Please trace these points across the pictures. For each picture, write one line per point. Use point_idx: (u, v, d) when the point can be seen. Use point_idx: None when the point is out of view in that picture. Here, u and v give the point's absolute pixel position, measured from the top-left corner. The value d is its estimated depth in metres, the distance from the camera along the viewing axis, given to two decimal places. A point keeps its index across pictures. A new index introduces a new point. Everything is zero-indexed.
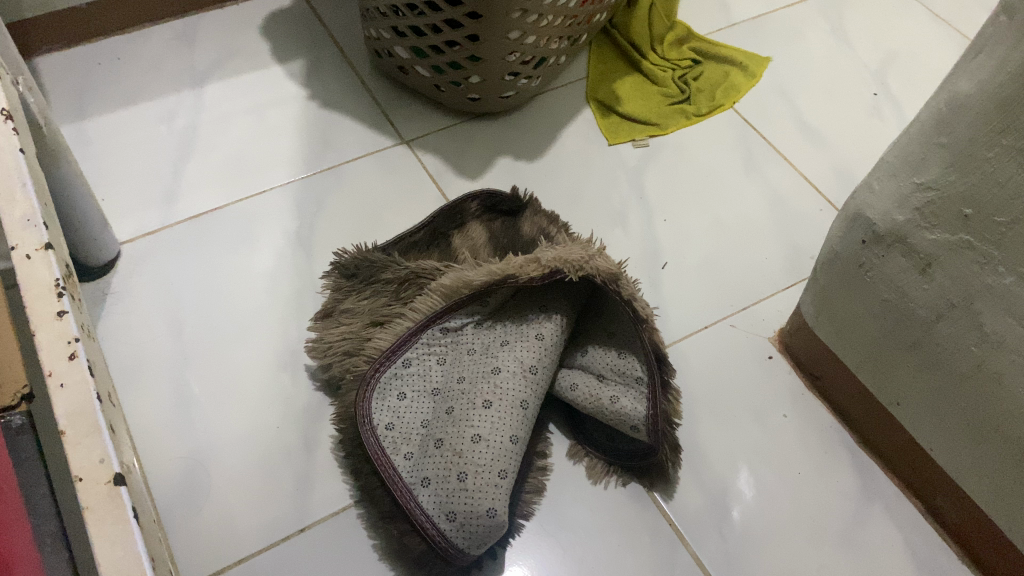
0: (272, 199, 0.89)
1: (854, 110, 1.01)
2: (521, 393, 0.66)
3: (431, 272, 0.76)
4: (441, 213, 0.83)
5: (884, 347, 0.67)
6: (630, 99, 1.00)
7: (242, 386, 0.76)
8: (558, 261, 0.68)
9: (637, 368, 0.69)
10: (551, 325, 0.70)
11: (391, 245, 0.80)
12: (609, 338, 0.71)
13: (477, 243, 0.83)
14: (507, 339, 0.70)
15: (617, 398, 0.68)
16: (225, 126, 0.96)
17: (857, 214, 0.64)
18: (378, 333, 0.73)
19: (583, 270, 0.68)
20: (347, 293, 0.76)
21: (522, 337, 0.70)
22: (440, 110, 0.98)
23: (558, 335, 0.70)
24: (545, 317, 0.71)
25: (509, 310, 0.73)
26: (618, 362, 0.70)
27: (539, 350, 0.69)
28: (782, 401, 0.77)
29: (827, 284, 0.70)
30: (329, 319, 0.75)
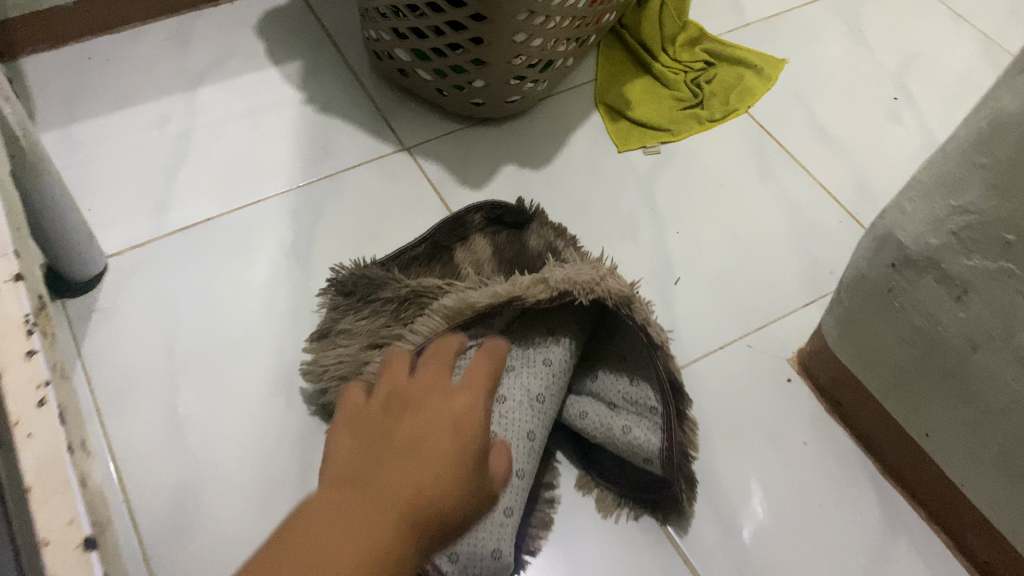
0: (268, 210, 0.84)
1: (874, 115, 0.97)
2: (527, 423, 0.63)
3: (432, 289, 0.71)
4: (444, 226, 0.78)
5: (912, 376, 0.63)
6: (640, 103, 0.96)
7: (235, 410, 0.73)
8: (568, 283, 0.64)
9: (649, 397, 0.65)
10: (559, 351, 0.66)
11: (391, 261, 0.76)
12: (621, 364, 0.68)
13: (480, 259, 0.79)
14: (513, 365, 0.67)
15: (628, 428, 0.64)
16: (219, 130, 0.91)
17: (887, 235, 0.60)
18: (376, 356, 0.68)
19: (594, 293, 0.64)
20: (343, 312, 0.72)
21: (529, 362, 0.66)
22: (442, 115, 0.94)
23: (565, 361, 0.66)
24: (553, 341, 0.67)
25: (515, 333, 0.69)
26: (630, 391, 0.66)
27: (547, 378, 0.65)
28: (802, 426, 0.73)
29: (851, 307, 0.66)
30: (325, 340, 0.71)
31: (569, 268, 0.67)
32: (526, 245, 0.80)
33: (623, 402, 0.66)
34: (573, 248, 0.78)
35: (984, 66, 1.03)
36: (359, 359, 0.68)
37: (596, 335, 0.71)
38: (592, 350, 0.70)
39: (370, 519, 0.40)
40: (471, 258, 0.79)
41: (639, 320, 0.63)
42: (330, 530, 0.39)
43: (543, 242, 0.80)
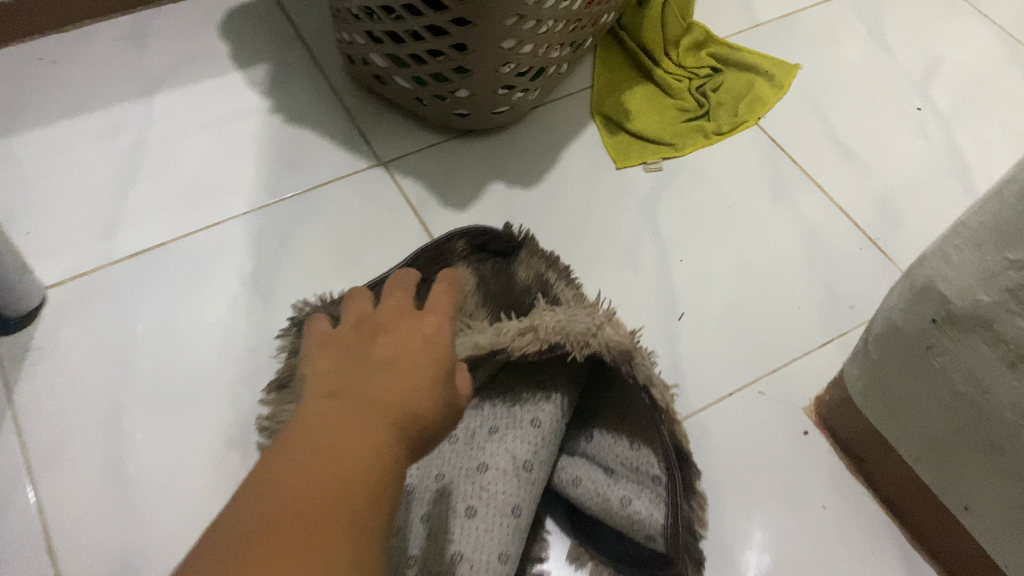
0: (227, 234, 0.76)
1: (895, 128, 0.89)
2: (512, 496, 0.55)
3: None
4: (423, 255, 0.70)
5: (952, 444, 0.55)
6: (640, 115, 0.87)
7: (185, 468, 0.64)
8: (560, 334, 0.57)
9: (653, 465, 0.58)
10: (550, 409, 0.59)
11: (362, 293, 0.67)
12: (619, 424, 0.60)
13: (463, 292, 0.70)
14: (497, 427, 0.59)
15: (627, 500, 0.56)
16: (177, 143, 0.82)
17: (927, 286, 0.52)
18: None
19: (589, 347, 0.56)
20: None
21: (515, 422, 0.59)
22: (423, 126, 0.86)
23: (557, 422, 0.58)
24: (542, 397, 0.59)
25: (500, 388, 0.62)
26: (630, 456, 0.59)
27: (535, 442, 0.57)
28: (820, 486, 0.66)
29: (881, 362, 0.58)
30: (284, 392, 0.63)
31: (560, 312, 0.59)
32: (514, 278, 0.72)
33: (622, 469, 0.59)
34: (567, 286, 0.70)
35: (1013, 73, 0.95)
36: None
37: (592, 389, 0.63)
38: (588, 406, 0.63)
39: (359, 437, 0.39)
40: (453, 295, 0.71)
41: (641, 380, 0.56)
42: (323, 446, 0.38)
43: (532, 275, 0.71)
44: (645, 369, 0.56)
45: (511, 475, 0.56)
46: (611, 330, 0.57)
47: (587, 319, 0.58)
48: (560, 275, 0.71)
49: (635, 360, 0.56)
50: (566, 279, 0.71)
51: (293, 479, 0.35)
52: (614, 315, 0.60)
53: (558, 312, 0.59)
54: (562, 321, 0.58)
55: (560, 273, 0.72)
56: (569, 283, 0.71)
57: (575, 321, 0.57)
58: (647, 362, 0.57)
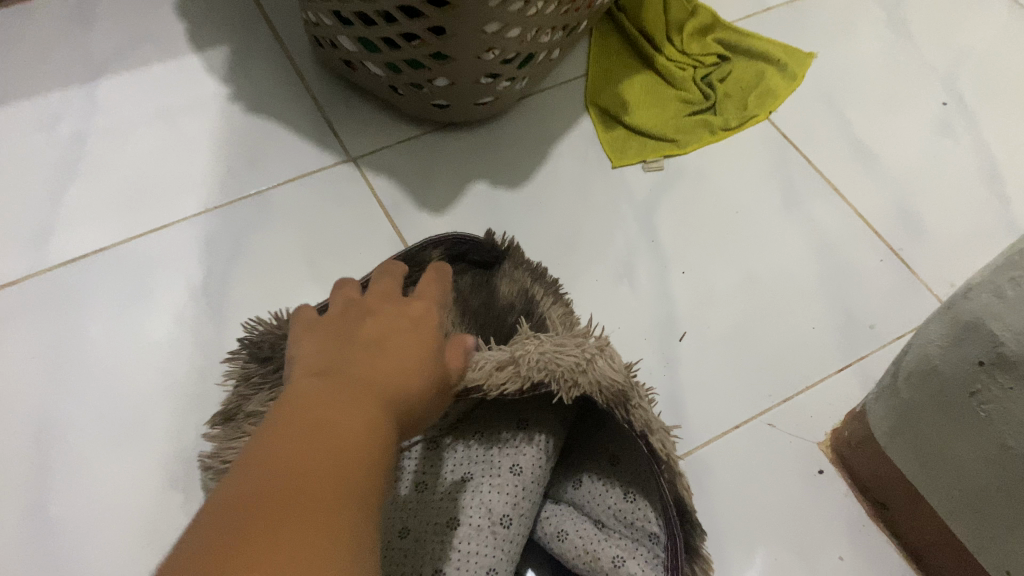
0: (176, 238, 0.69)
1: (918, 127, 0.82)
2: (487, 559, 0.48)
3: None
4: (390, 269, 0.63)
5: (995, 503, 0.47)
6: (640, 107, 0.79)
7: (119, 510, 0.57)
8: (544, 371, 0.49)
9: (651, 521, 0.50)
10: (533, 455, 0.51)
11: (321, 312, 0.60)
12: (612, 470, 0.53)
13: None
14: (473, 476, 0.52)
15: (620, 560, 0.49)
16: (123, 136, 0.74)
17: (975, 323, 0.44)
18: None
19: (578, 386, 0.49)
20: (256, 387, 0.57)
21: (493, 468, 0.51)
22: (399, 117, 0.77)
23: (540, 469, 0.51)
24: (524, 438, 0.52)
25: (479, 427, 0.54)
26: (625, 508, 0.51)
27: (515, 494, 0.50)
28: (835, 533, 0.59)
29: (914, 404, 0.51)
30: (230, 426, 0.56)
31: (546, 340, 0.51)
32: (496, 292, 0.64)
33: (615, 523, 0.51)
34: (555, 303, 0.62)
35: None
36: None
37: (583, 427, 0.56)
38: (578, 447, 0.55)
39: (354, 419, 0.37)
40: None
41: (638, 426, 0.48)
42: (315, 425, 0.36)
43: (516, 288, 0.63)
44: (643, 413, 0.49)
45: (487, 532, 0.49)
46: (604, 365, 0.50)
47: (576, 351, 0.50)
48: (547, 288, 0.63)
49: (632, 404, 0.49)
50: (553, 294, 0.63)
51: (289, 457, 0.33)
52: (609, 345, 0.52)
53: (543, 341, 0.51)
54: (547, 355, 0.50)
55: (548, 285, 0.63)
56: (557, 299, 0.63)
57: (563, 355, 0.50)
58: (644, 403, 0.49)
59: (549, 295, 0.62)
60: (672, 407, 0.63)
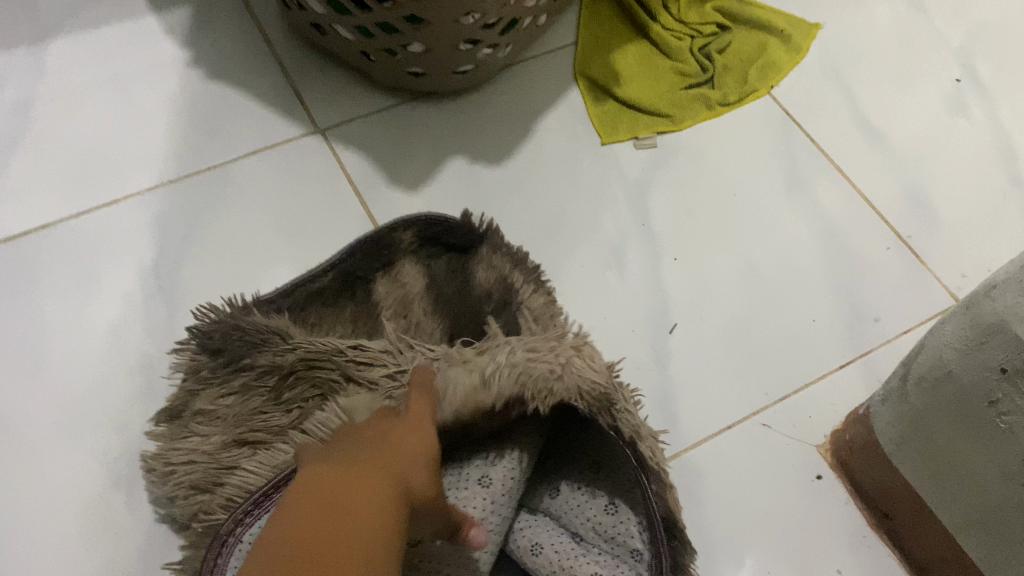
0: (127, 214, 0.64)
1: (930, 104, 0.77)
2: None
3: (328, 357, 0.52)
4: (356, 250, 0.57)
5: (1012, 522, 0.43)
6: (633, 78, 0.74)
7: (55, 511, 0.53)
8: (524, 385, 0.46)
9: (633, 537, 0.47)
10: (505, 466, 0.48)
11: (281, 296, 0.55)
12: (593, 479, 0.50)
13: (409, 295, 0.58)
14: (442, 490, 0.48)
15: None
16: (73, 103, 0.69)
17: (998, 326, 0.40)
18: (247, 462, 0.50)
19: (553, 393, 0.46)
20: (206, 382, 0.52)
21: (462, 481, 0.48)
22: (372, 86, 0.72)
23: (513, 481, 0.48)
24: (496, 448, 0.49)
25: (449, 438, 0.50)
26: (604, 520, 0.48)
27: (487, 508, 0.46)
28: (832, 544, 0.54)
29: (924, 411, 0.46)
30: (178, 425, 0.52)
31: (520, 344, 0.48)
32: (471, 278, 0.59)
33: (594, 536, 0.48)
34: (536, 298, 0.56)
35: None
36: (223, 462, 0.50)
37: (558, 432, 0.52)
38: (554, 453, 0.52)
39: (366, 498, 0.36)
40: (398, 301, 0.58)
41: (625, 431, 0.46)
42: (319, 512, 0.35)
43: (493, 275, 0.58)
44: (631, 419, 0.46)
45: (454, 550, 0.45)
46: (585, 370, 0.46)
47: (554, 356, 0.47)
48: (528, 277, 0.57)
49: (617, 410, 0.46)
50: (535, 286, 0.57)
51: (292, 552, 0.32)
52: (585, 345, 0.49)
53: (517, 346, 0.48)
54: (521, 364, 0.47)
55: (529, 275, 0.57)
56: (538, 288, 0.57)
57: (540, 362, 0.46)
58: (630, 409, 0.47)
59: (528, 287, 0.57)
60: (659, 403, 0.58)
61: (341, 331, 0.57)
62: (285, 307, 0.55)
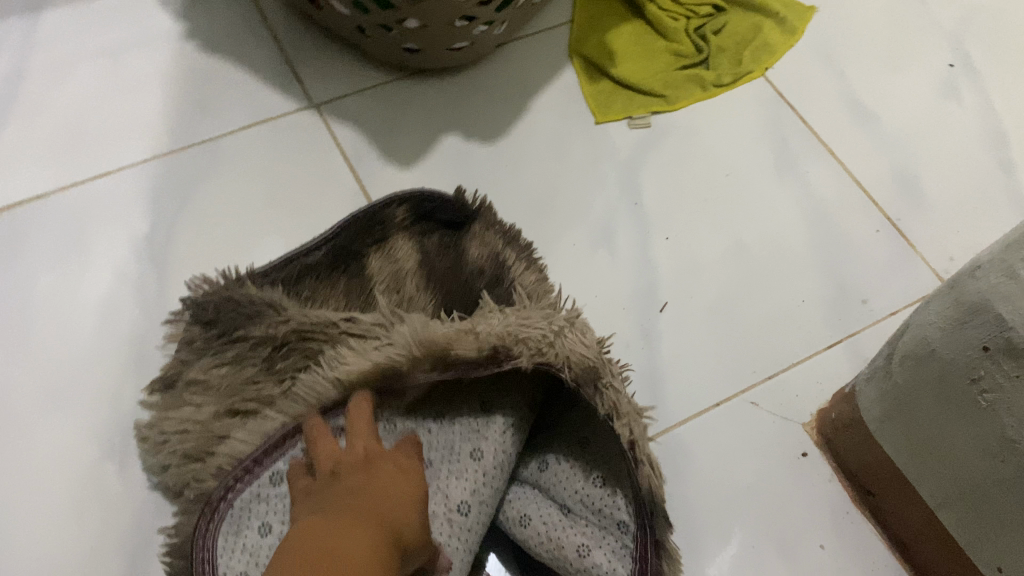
0: (119, 187, 0.64)
1: (922, 88, 0.77)
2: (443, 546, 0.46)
3: (320, 328, 0.53)
4: (351, 224, 0.58)
5: (990, 498, 0.44)
6: (628, 58, 0.74)
7: (47, 479, 0.54)
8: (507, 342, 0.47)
9: (620, 509, 0.48)
10: (495, 442, 0.49)
11: (275, 269, 0.56)
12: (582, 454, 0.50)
13: (402, 270, 0.58)
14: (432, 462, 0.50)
15: (585, 548, 0.47)
16: (65, 74, 0.69)
17: (981, 305, 0.40)
18: (238, 430, 0.50)
19: (541, 361, 0.46)
20: (200, 353, 0.53)
21: (452, 455, 0.50)
22: (367, 62, 0.72)
23: (504, 455, 0.49)
24: (487, 420, 0.50)
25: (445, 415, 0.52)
26: (591, 493, 0.49)
27: (476, 480, 0.48)
28: (816, 520, 0.55)
29: (908, 388, 0.47)
30: (171, 395, 0.53)
31: (511, 314, 0.49)
32: (464, 255, 0.59)
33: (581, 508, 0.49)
34: (528, 275, 0.59)
35: None
36: (215, 430, 0.50)
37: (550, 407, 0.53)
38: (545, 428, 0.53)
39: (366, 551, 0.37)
40: (392, 277, 0.58)
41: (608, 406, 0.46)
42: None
43: (485, 253, 0.59)
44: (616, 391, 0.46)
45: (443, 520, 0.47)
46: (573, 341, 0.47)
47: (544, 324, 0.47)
48: (519, 257, 0.59)
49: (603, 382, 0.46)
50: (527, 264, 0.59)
51: None
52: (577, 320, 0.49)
53: (507, 315, 0.48)
54: (508, 328, 0.47)
55: (520, 255, 0.60)
56: (531, 265, 0.60)
57: (530, 329, 0.47)
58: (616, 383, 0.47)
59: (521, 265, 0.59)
60: (649, 380, 0.59)
61: (334, 305, 0.56)
62: (279, 279, 0.56)
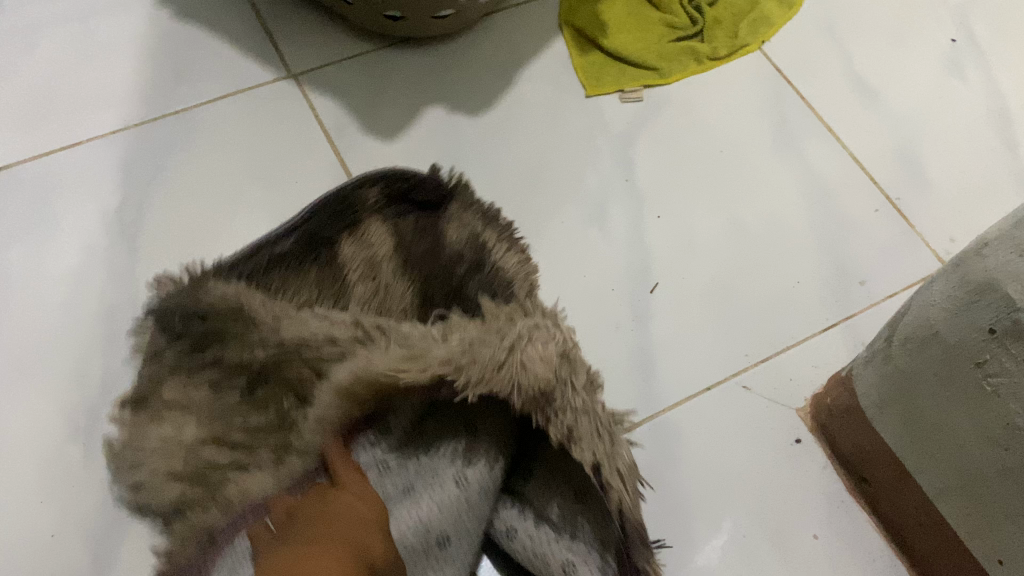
0: (88, 158, 0.61)
1: (924, 64, 0.74)
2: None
3: (298, 344, 0.50)
4: (322, 208, 0.55)
5: (992, 488, 0.42)
6: (620, 29, 0.71)
7: (8, 461, 0.51)
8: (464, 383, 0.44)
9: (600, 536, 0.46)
10: (478, 464, 0.46)
11: (243, 258, 0.53)
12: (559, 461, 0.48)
13: (377, 256, 0.56)
14: (416, 488, 0.47)
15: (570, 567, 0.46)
16: (32, 40, 0.66)
17: (988, 285, 0.38)
18: (223, 455, 0.48)
19: (489, 381, 0.44)
20: (172, 368, 0.50)
21: (434, 484, 0.46)
22: (349, 31, 0.69)
23: (487, 486, 0.46)
24: (466, 452, 0.47)
25: (427, 430, 0.48)
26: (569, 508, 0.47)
27: (459, 510, 0.45)
28: (810, 509, 0.53)
29: (908, 372, 0.45)
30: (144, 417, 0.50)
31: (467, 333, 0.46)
32: (443, 238, 0.56)
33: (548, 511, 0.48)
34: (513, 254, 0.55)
35: None
36: (200, 457, 0.48)
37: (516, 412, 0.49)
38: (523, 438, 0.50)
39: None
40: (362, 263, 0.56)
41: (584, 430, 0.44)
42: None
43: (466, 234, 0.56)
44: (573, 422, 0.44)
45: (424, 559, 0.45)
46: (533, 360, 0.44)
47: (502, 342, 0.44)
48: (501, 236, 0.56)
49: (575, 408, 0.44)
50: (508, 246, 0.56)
51: None
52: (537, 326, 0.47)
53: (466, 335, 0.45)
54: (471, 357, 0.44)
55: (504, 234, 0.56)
56: (513, 247, 0.56)
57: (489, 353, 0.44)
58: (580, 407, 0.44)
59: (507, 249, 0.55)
60: (639, 363, 0.57)
61: (307, 295, 0.54)
62: (246, 272, 0.53)
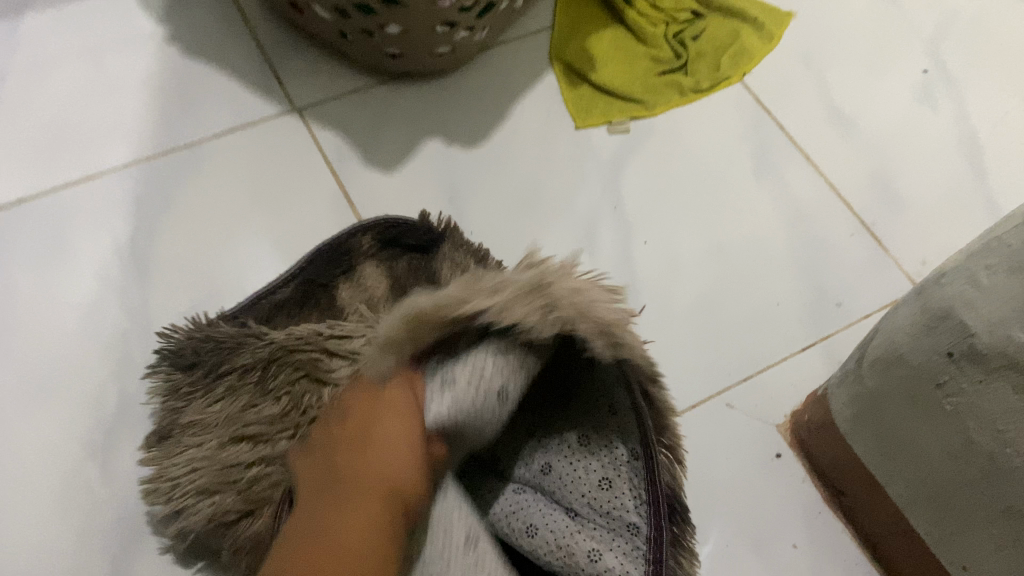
0: (100, 190, 0.64)
1: (898, 93, 0.78)
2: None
3: (307, 340, 0.53)
4: (318, 257, 0.58)
5: (955, 499, 0.46)
6: (607, 63, 0.75)
7: (29, 482, 0.54)
8: (517, 307, 0.38)
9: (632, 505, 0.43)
10: (508, 363, 0.40)
11: (245, 309, 0.57)
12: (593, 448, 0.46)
13: (372, 298, 0.59)
14: (438, 386, 0.41)
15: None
16: (46, 75, 0.69)
17: (945, 312, 0.42)
18: (252, 455, 0.51)
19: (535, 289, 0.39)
20: (188, 398, 0.53)
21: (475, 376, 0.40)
22: (349, 66, 0.72)
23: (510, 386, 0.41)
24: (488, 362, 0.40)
25: (434, 357, 0.42)
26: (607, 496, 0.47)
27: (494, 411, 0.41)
28: (791, 520, 0.57)
29: (877, 391, 0.48)
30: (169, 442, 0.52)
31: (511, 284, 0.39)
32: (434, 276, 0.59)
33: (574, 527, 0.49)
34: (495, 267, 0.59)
35: None
36: (225, 460, 0.51)
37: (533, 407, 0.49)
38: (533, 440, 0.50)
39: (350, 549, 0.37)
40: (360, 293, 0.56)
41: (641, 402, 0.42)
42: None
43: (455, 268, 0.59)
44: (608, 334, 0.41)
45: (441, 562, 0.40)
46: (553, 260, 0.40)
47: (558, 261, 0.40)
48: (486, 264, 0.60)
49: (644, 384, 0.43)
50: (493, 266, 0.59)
51: None
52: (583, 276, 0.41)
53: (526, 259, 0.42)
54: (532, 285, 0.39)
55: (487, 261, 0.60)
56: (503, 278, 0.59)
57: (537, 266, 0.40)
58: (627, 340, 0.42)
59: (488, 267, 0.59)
60: None
61: None
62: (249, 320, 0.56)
